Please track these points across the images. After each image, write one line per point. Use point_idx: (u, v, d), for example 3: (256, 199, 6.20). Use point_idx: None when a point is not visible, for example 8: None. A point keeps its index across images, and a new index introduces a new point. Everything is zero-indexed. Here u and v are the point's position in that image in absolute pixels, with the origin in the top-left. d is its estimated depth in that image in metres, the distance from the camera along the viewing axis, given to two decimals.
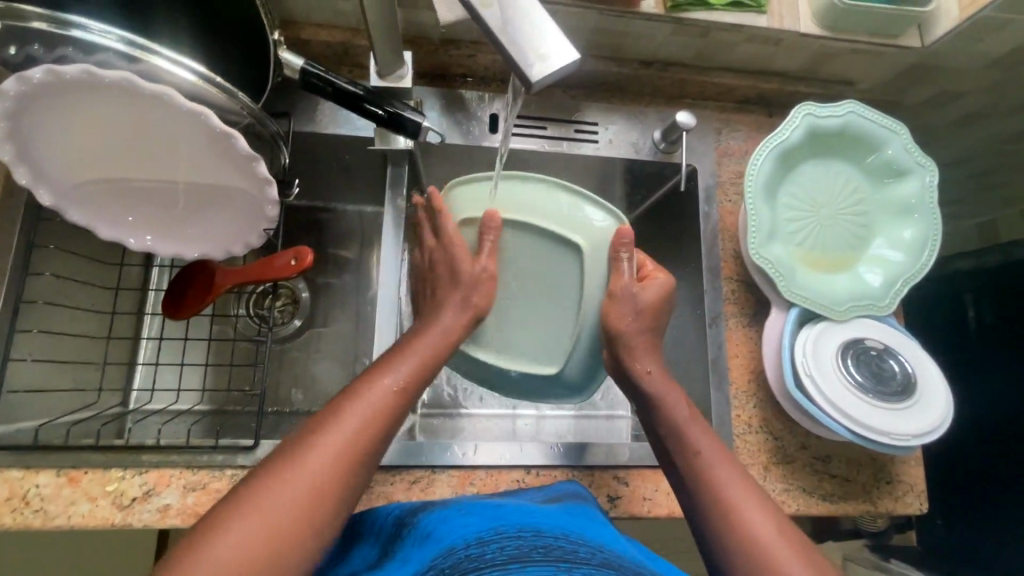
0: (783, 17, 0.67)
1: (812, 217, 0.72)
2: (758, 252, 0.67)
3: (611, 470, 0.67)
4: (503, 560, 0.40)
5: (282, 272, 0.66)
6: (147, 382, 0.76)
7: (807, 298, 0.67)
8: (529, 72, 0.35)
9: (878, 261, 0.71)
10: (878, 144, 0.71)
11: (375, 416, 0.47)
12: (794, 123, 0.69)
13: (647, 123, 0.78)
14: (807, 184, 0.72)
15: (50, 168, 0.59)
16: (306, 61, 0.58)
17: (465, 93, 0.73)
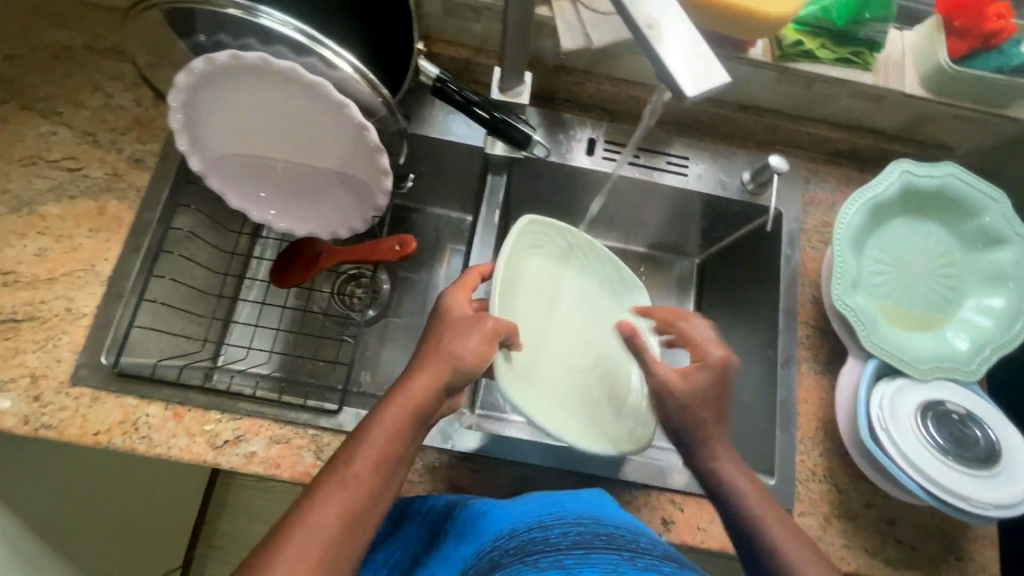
0: (888, 77, 0.70)
1: (900, 272, 0.71)
2: (841, 298, 0.68)
3: (667, 494, 0.67)
4: (569, 545, 0.44)
5: (386, 255, 0.72)
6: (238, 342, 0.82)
7: (886, 351, 0.67)
8: (678, 85, 0.36)
9: (966, 325, 0.70)
10: (975, 209, 0.71)
11: (360, 495, 0.49)
12: (889, 179, 0.70)
13: (736, 163, 0.80)
14: (896, 240, 0.72)
15: (206, 139, 0.67)
16: (440, 70, 0.65)
17: (568, 116, 0.79)
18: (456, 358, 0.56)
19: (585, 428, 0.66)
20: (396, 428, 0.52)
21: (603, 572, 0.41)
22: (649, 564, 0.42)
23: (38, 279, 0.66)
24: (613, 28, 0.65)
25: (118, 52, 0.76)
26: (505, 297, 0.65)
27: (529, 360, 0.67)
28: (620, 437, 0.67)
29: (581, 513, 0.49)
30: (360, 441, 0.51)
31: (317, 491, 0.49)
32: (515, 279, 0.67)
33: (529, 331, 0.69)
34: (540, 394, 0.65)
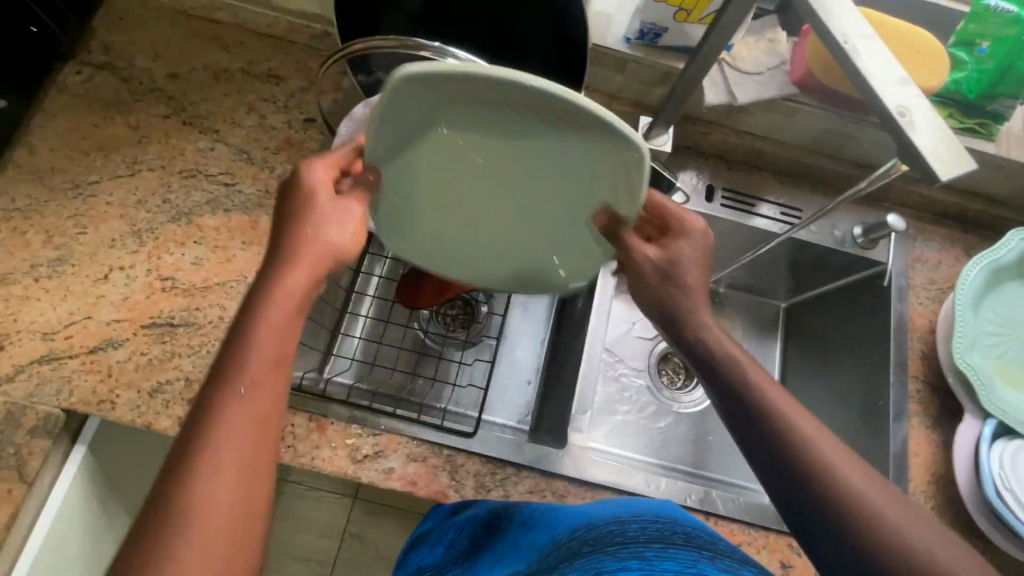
0: (1011, 148, 0.73)
1: (1016, 335, 0.74)
2: (960, 355, 0.71)
3: (785, 537, 0.68)
4: (648, 539, 0.46)
5: None
6: (342, 354, 0.85)
7: (1005, 414, 0.69)
8: (933, 169, 0.36)
9: None
10: None
11: (250, 428, 0.41)
12: (1007, 245, 0.73)
13: (844, 217, 0.84)
14: (1010, 304, 0.75)
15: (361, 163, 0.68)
16: None
17: (689, 164, 0.83)
18: (326, 254, 0.50)
19: (521, 266, 0.62)
20: (276, 337, 0.45)
21: (685, 564, 0.43)
22: (730, 564, 0.44)
23: (194, 287, 0.70)
24: (757, 87, 0.70)
25: (271, 75, 0.80)
26: (416, 175, 0.52)
27: (474, 231, 0.57)
28: (573, 275, 0.62)
29: (658, 515, 0.52)
30: (241, 359, 0.43)
31: (195, 431, 0.40)
32: (396, 140, 0.48)
33: (465, 202, 0.55)
34: (426, 236, 0.60)
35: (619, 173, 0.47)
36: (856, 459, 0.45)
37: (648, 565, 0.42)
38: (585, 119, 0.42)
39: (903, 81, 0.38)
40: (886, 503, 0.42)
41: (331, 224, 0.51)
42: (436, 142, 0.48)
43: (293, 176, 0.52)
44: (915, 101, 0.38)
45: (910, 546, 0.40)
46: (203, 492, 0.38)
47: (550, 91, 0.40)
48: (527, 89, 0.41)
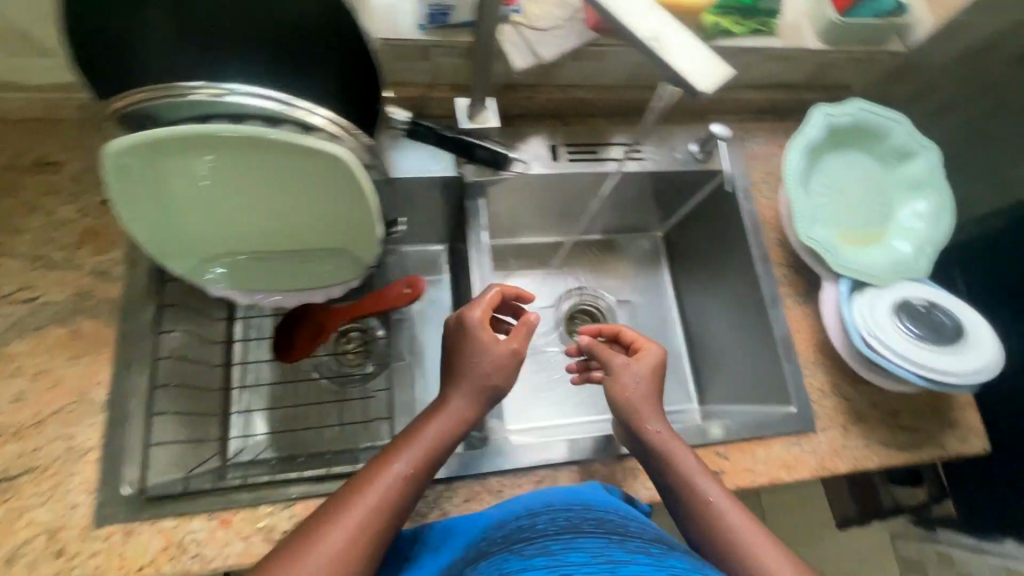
0: (793, 37, 0.79)
1: (843, 199, 0.82)
2: (805, 233, 0.77)
3: (712, 447, 0.73)
4: (557, 530, 0.48)
5: (396, 301, 0.69)
6: (241, 432, 0.79)
7: (849, 271, 0.76)
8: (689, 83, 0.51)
9: (907, 232, 0.81)
10: (886, 132, 0.83)
11: (382, 502, 0.54)
12: (815, 122, 0.80)
13: (680, 138, 0.88)
14: (832, 173, 0.83)
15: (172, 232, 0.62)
16: (409, 113, 0.67)
17: (526, 130, 0.83)
18: (486, 383, 0.62)
19: (320, 258, 0.71)
20: (426, 446, 0.58)
21: (590, 548, 0.44)
22: (637, 544, 0.46)
23: (24, 425, 0.60)
24: (558, 41, 0.70)
25: (43, 163, 0.70)
26: (167, 216, 0.60)
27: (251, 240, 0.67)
28: (362, 254, 0.71)
29: (577, 504, 0.55)
30: (381, 476, 0.55)
31: (348, 500, 0.53)
32: (140, 196, 0.57)
33: (231, 224, 0.64)
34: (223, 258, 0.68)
35: (344, 179, 0.60)
36: (775, 540, 0.56)
37: (553, 558, 0.41)
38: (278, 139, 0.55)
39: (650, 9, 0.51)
40: (771, 556, 0.54)
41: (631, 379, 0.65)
42: (186, 185, 0.58)
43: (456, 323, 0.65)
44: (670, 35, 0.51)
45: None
46: (303, 564, 0.48)
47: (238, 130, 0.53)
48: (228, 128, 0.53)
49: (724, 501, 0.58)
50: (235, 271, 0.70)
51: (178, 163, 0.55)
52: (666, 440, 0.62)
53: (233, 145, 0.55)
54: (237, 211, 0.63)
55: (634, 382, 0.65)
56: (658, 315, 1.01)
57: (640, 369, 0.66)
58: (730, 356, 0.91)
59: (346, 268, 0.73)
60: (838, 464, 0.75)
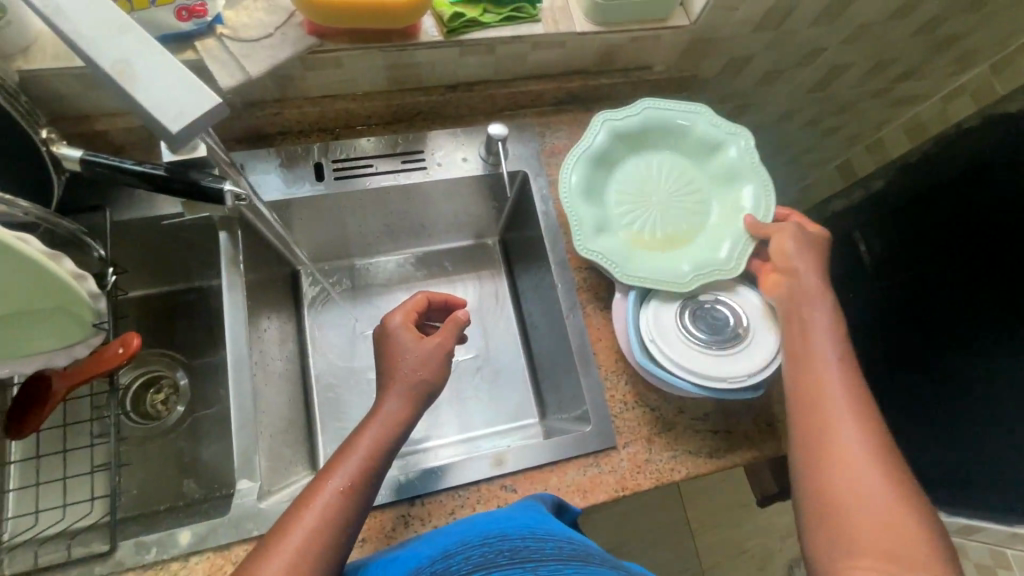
0: (557, 22, 0.72)
1: (650, 204, 0.74)
2: (585, 245, 0.69)
3: (497, 480, 0.67)
4: (470, 568, 0.46)
5: (111, 363, 0.61)
6: (20, 509, 0.71)
7: (644, 278, 0.68)
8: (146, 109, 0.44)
9: (725, 230, 0.71)
10: (688, 127, 0.75)
11: (327, 519, 0.51)
12: (596, 129, 0.74)
13: (470, 140, 0.81)
14: (635, 176, 0.76)
15: None
16: (87, 151, 0.58)
17: (287, 149, 0.76)
18: (415, 382, 0.60)
19: (30, 332, 0.63)
20: (366, 451, 0.56)
21: None
22: (549, 569, 0.45)
23: None
24: (267, 53, 0.63)
25: None
26: None
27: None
28: (81, 314, 0.64)
29: (506, 530, 0.53)
30: (318, 494, 0.52)
31: (294, 520, 0.51)
32: None
33: None
34: None
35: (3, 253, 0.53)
36: (865, 440, 0.55)
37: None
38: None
39: (121, 30, 0.45)
40: (847, 437, 0.55)
41: (795, 251, 0.65)
42: None
43: (381, 331, 0.64)
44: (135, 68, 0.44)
45: (843, 472, 0.54)
46: None
47: None
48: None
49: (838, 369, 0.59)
50: None
51: None
52: (818, 321, 0.62)
53: None
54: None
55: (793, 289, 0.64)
56: (499, 323, 0.95)
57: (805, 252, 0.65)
58: (553, 367, 0.85)
59: (71, 333, 0.65)
60: (640, 482, 0.69)
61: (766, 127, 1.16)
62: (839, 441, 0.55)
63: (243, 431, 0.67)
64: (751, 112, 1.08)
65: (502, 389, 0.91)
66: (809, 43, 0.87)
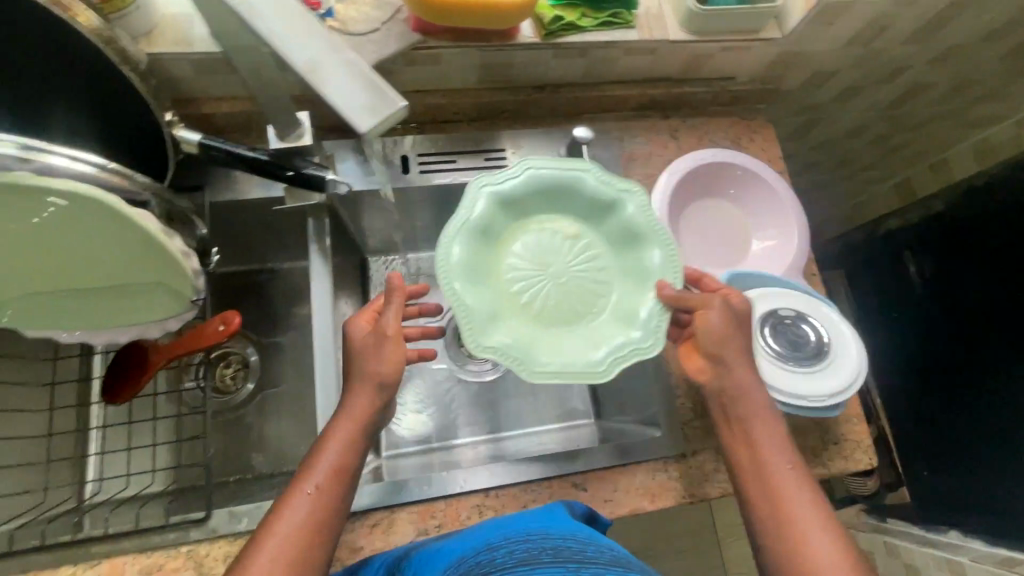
0: (651, 29, 0.72)
1: (552, 276, 0.64)
2: (482, 344, 0.58)
3: (568, 478, 0.69)
4: (513, 563, 0.47)
5: (212, 339, 0.64)
6: (101, 473, 0.75)
7: (558, 372, 0.58)
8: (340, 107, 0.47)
9: (622, 321, 0.62)
10: (574, 189, 0.65)
11: (303, 524, 0.53)
12: (471, 196, 0.62)
13: (551, 141, 0.82)
14: (543, 247, 0.65)
15: None
16: (204, 135, 0.60)
17: (374, 140, 0.77)
18: (381, 378, 0.58)
19: (135, 299, 0.67)
20: (337, 453, 0.56)
21: None
22: (593, 571, 0.45)
23: None
24: (373, 47, 0.65)
25: None
26: None
27: (38, 282, 0.62)
28: (181, 289, 0.66)
29: (532, 531, 0.53)
30: (292, 501, 0.53)
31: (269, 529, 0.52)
32: None
33: (22, 272, 0.60)
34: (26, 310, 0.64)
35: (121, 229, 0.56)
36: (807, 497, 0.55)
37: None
38: (19, 186, 0.49)
39: (312, 32, 0.47)
40: (808, 514, 0.54)
41: (718, 319, 0.59)
42: None
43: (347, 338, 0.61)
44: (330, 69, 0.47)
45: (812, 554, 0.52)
46: None
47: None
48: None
49: (779, 457, 0.57)
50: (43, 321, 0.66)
51: None
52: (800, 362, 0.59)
53: None
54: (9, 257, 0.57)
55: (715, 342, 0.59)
56: None
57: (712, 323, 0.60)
58: None
59: (169, 307, 0.68)
60: (707, 490, 0.70)
61: (832, 141, 1.15)
62: (806, 523, 0.54)
63: (326, 411, 0.70)
64: (821, 127, 1.07)
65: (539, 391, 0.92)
66: (895, 61, 0.86)
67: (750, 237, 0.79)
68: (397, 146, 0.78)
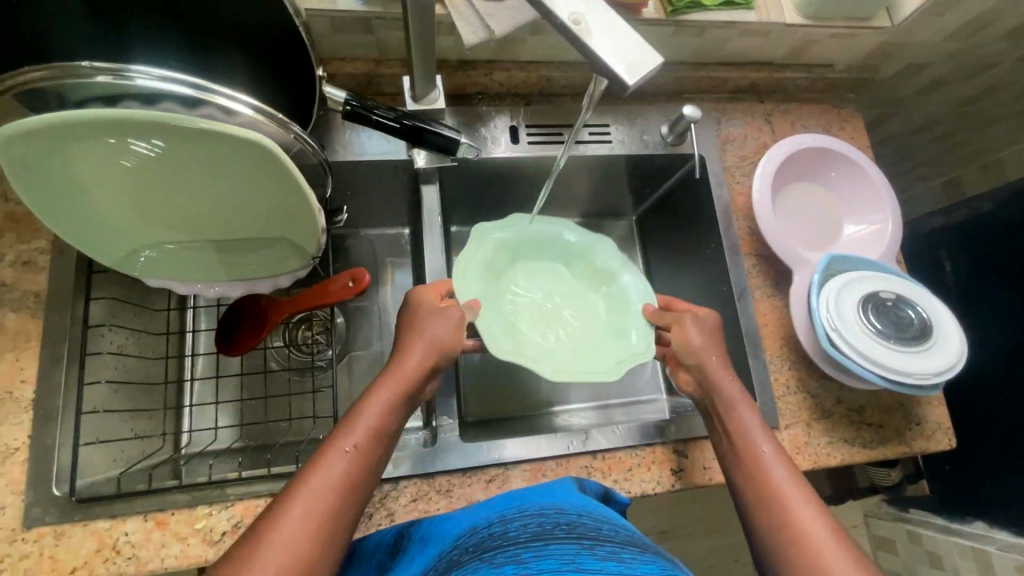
0: (770, 11, 0.73)
1: (521, 312, 0.73)
2: (502, 348, 0.64)
3: (670, 445, 0.71)
4: (525, 539, 0.47)
5: (342, 294, 0.66)
6: (200, 425, 0.77)
7: (574, 373, 0.65)
8: (574, 37, 0.35)
9: (624, 331, 0.71)
10: (559, 236, 0.78)
11: (338, 483, 0.50)
12: (478, 241, 0.72)
13: (651, 119, 0.83)
14: (517, 297, 0.75)
15: (96, 236, 0.59)
16: (347, 94, 0.60)
17: (483, 109, 0.78)
18: (435, 343, 0.61)
19: (260, 250, 0.67)
20: (375, 414, 0.55)
21: (560, 562, 0.43)
22: (609, 550, 0.45)
23: None
24: (510, 13, 0.63)
25: None
26: (85, 219, 0.57)
27: (176, 227, 0.62)
28: (305, 242, 0.67)
29: (542, 506, 0.53)
30: (327, 457, 0.51)
31: (301, 483, 0.50)
32: (53, 194, 0.53)
33: (163, 219, 0.61)
34: (160, 257, 0.65)
35: (268, 176, 0.56)
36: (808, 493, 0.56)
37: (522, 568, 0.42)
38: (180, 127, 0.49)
39: None
40: (806, 511, 0.54)
41: (696, 335, 0.66)
42: (107, 183, 0.54)
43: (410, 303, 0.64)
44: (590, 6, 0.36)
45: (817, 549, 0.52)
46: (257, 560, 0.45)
47: (158, 118, 0.47)
48: (136, 119, 0.47)
49: (770, 452, 0.59)
50: (173, 270, 0.67)
51: (97, 159, 0.51)
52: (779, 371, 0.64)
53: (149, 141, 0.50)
54: (158, 201, 0.58)
55: (706, 357, 0.65)
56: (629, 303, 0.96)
57: (703, 327, 0.67)
58: None
59: (290, 260, 0.69)
60: (800, 462, 0.73)
61: (899, 136, 1.17)
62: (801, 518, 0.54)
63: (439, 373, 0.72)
64: (894, 120, 1.09)
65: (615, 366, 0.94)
66: (987, 56, 0.87)
67: (845, 222, 0.81)
68: (505, 117, 0.79)
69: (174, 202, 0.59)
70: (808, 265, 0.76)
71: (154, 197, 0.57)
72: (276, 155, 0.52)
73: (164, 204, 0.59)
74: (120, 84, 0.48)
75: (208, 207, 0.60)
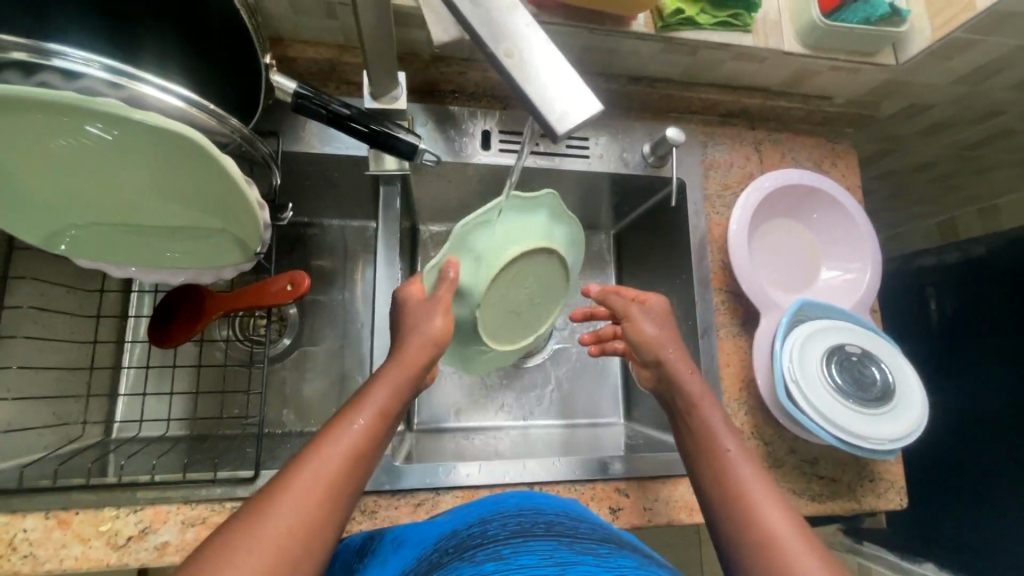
0: (768, 36, 0.68)
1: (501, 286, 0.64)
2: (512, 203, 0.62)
3: (611, 482, 0.68)
4: (505, 535, 0.44)
5: (278, 298, 0.66)
6: (132, 413, 0.74)
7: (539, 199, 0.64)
8: (507, 71, 0.37)
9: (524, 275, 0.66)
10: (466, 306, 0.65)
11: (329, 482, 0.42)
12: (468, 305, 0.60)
13: (634, 136, 0.78)
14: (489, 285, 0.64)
15: (14, 214, 0.54)
16: (298, 83, 0.56)
17: (455, 109, 0.74)
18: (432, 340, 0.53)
19: (197, 240, 0.63)
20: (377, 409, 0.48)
21: (541, 554, 0.40)
22: (585, 544, 0.42)
23: None
24: None
25: None
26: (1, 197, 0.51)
27: (96, 211, 0.57)
28: (247, 235, 0.62)
29: (525, 506, 0.50)
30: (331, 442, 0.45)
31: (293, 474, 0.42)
32: None
33: (90, 201, 0.56)
34: (91, 233, 0.60)
35: (204, 170, 0.51)
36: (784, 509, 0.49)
37: (503, 564, 0.38)
38: (104, 115, 0.44)
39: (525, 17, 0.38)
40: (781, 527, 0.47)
41: (649, 327, 0.65)
42: (21, 166, 0.49)
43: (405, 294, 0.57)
44: (530, 49, 0.37)
45: (786, 550, 0.45)
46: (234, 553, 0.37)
47: (82, 104, 0.42)
48: (58, 102, 0.42)
49: (733, 456, 0.53)
50: (108, 251, 0.63)
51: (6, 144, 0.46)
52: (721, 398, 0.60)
53: (64, 128, 0.45)
54: (83, 186, 0.53)
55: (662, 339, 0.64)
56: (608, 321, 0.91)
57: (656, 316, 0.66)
58: None
59: (232, 254, 0.65)
60: None
61: (897, 173, 1.13)
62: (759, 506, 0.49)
63: None
64: (893, 157, 1.05)
65: (584, 384, 0.90)
66: (993, 104, 0.83)
67: (823, 265, 0.78)
68: (480, 119, 0.74)
69: (102, 189, 0.54)
70: (778, 309, 0.73)
71: (78, 182, 0.53)
72: (214, 154, 0.49)
73: (92, 188, 0.54)
74: (34, 60, 0.42)
75: (140, 196, 0.56)
